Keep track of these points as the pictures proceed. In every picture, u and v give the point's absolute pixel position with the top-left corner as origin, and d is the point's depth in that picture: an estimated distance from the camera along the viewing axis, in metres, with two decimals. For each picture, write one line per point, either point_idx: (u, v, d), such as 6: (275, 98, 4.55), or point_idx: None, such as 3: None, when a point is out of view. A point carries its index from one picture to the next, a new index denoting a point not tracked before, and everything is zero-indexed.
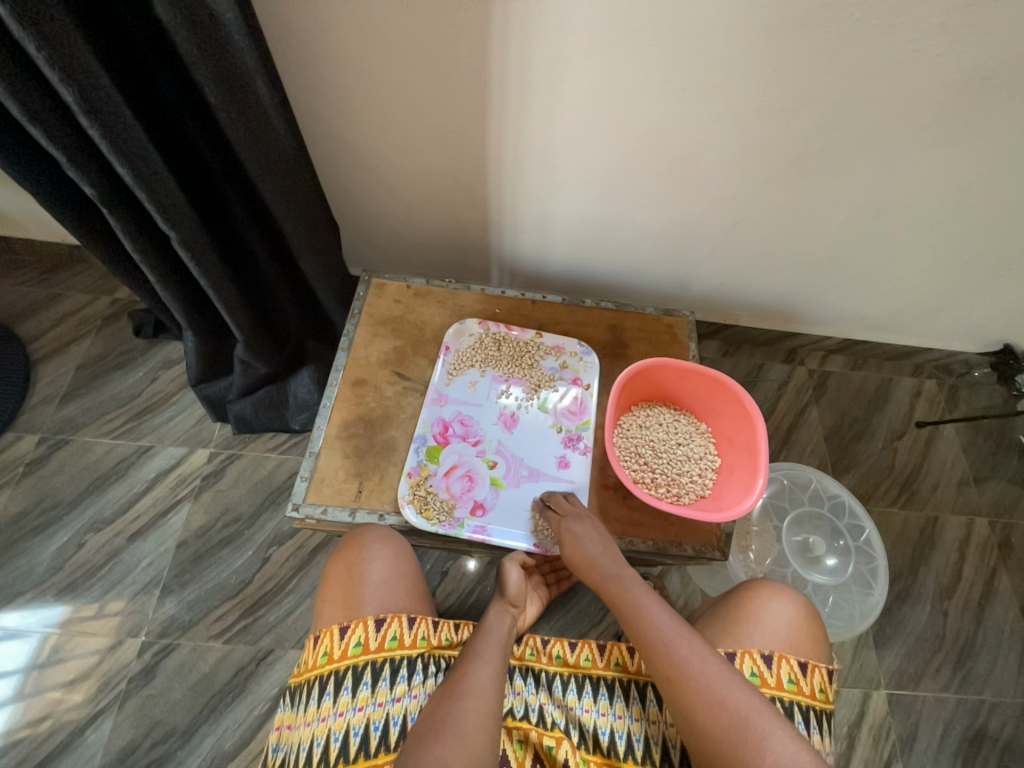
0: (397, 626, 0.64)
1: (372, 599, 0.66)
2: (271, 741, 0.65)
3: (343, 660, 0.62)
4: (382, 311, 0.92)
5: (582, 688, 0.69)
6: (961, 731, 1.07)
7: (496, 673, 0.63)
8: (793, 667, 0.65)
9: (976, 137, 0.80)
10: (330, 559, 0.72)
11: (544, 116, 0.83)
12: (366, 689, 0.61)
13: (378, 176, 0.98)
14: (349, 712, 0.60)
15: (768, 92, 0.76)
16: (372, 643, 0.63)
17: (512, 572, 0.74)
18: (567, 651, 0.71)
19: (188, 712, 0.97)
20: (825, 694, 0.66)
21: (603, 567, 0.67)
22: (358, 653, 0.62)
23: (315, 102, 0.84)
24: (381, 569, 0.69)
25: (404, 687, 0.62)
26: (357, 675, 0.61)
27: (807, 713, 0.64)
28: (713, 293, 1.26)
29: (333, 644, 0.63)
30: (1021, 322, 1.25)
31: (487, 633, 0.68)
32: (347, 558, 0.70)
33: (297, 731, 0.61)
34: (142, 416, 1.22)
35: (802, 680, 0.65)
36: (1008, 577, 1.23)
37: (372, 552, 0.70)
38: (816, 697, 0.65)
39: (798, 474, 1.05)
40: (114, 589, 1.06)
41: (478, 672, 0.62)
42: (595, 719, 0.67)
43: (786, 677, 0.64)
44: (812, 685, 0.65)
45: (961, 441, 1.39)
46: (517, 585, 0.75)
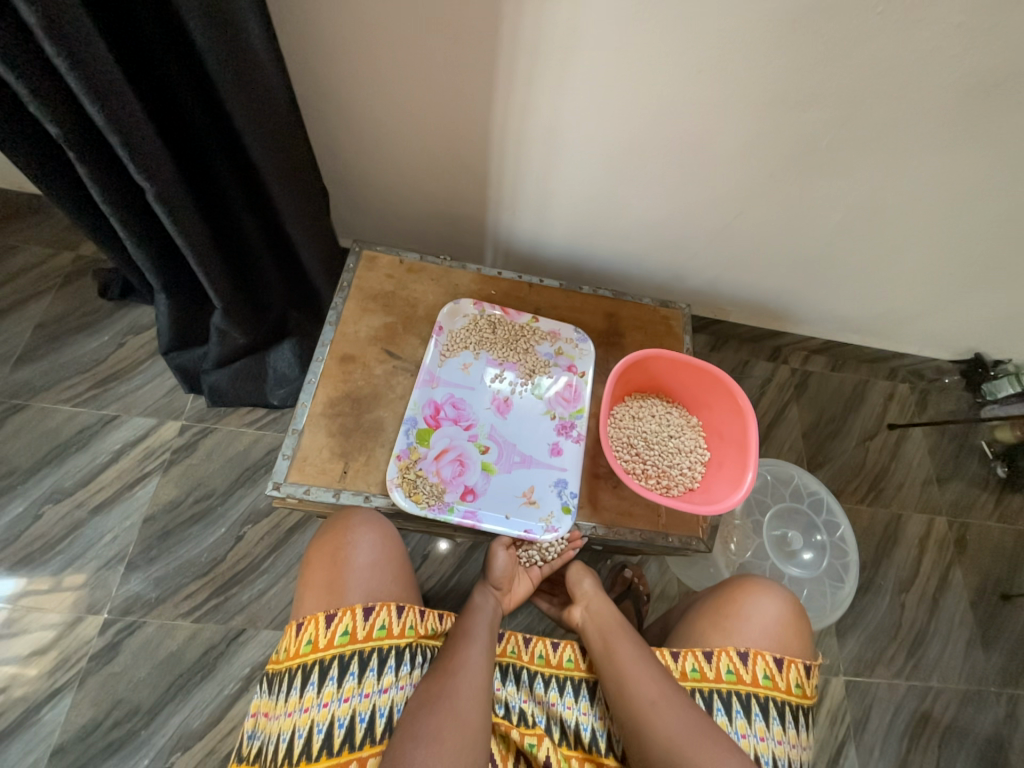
0: (385, 614, 0.62)
1: (359, 586, 0.64)
2: (248, 727, 0.63)
3: (329, 649, 0.60)
4: (373, 285, 0.88)
5: (563, 687, 0.70)
6: (909, 714, 1.14)
7: (491, 649, 0.64)
8: (769, 663, 0.67)
9: (977, 143, 0.81)
10: (312, 541, 0.70)
11: (552, 90, 0.79)
12: (352, 679, 0.59)
13: (372, 140, 0.93)
14: (333, 703, 0.58)
15: (784, 81, 0.74)
16: (360, 633, 0.61)
17: (499, 556, 0.74)
18: (549, 650, 0.72)
19: (153, 691, 0.94)
20: (801, 689, 0.68)
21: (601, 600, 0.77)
22: (345, 642, 0.60)
23: (309, 53, 0.78)
24: (367, 555, 0.67)
25: (391, 678, 0.61)
26: (343, 665, 0.59)
27: (782, 709, 0.66)
28: (706, 287, 1.26)
29: (318, 632, 0.61)
30: (992, 330, 1.30)
31: (473, 611, 0.68)
32: (330, 542, 0.68)
33: (276, 720, 0.60)
34: (107, 383, 1.15)
35: (779, 676, 0.67)
36: (961, 573, 1.30)
37: (358, 537, 0.68)
38: (792, 692, 0.67)
39: (781, 470, 1.07)
40: (74, 563, 1.01)
41: (469, 651, 0.62)
42: (577, 716, 0.68)
43: (761, 674, 0.67)
44: (788, 681, 0.67)
45: (928, 443, 1.44)
46: (504, 567, 0.75)
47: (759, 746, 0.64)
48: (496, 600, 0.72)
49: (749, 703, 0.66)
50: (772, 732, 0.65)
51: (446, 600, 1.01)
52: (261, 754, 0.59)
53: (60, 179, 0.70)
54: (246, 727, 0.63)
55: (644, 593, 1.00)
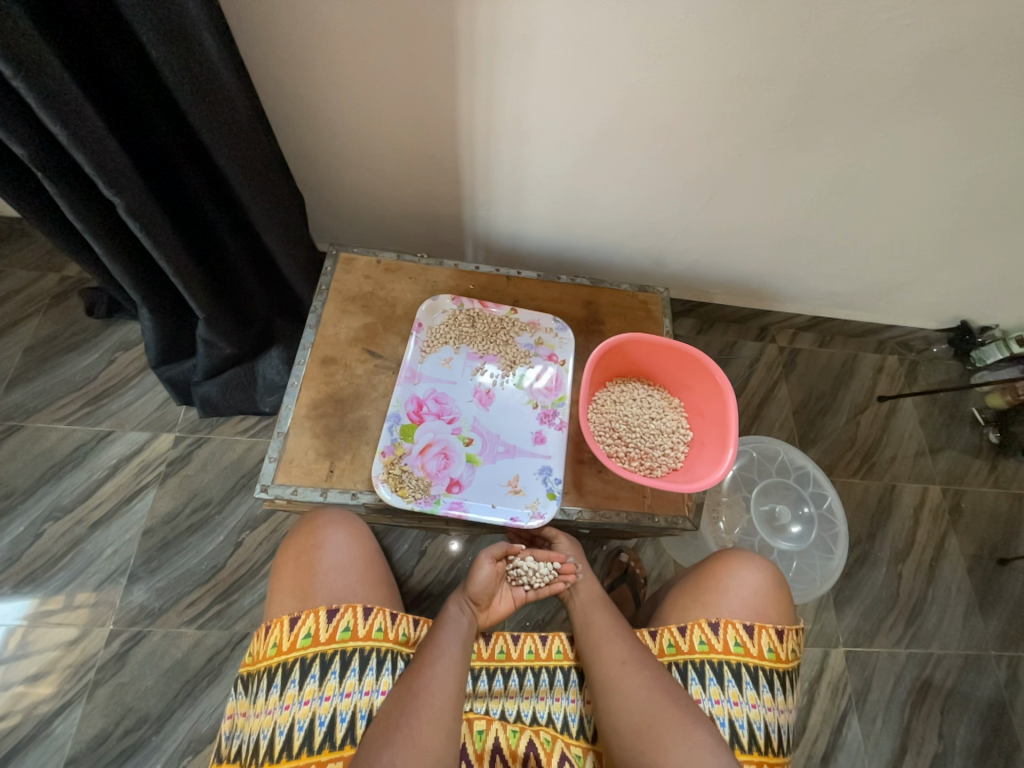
0: (350, 616, 0.63)
1: (324, 588, 0.66)
2: (226, 728, 0.65)
3: (292, 652, 0.62)
4: (351, 287, 0.89)
5: (553, 677, 0.73)
6: (909, 682, 1.15)
7: (460, 668, 0.63)
8: (739, 631, 0.69)
9: (942, 109, 0.81)
10: (283, 544, 0.72)
11: (516, 82, 0.79)
12: (314, 682, 0.61)
13: (344, 144, 0.94)
14: (294, 706, 0.60)
15: (744, 59, 0.74)
16: (322, 635, 0.62)
17: (485, 566, 0.72)
18: (538, 645, 0.74)
19: (161, 698, 0.96)
20: (775, 653, 0.69)
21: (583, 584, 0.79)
22: (307, 644, 0.62)
23: (273, 60, 0.78)
24: (336, 556, 0.69)
25: (354, 682, 0.61)
26: (304, 668, 0.61)
27: (756, 674, 0.68)
28: (688, 270, 1.26)
29: (282, 635, 0.63)
30: (976, 297, 1.31)
31: (446, 628, 0.68)
32: (298, 546, 0.70)
33: (248, 721, 0.62)
34: (99, 400, 1.16)
35: (750, 642, 0.69)
36: (957, 540, 1.31)
37: (326, 538, 0.70)
38: (765, 657, 0.69)
39: (767, 447, 1.07)
40: (77, 578, 1.02)
41: (435, 666, 0.62)
42: (565, 706, 0.71)
43: (732, 641, 0.69)
44: (760, 646, 0.69)
45: (919, 414, 1.45)
46: (486, 582, 0.72)
47: (732, 710, 0.66)
48: (474, 618, 0.71)
49: (723, 670, 0.68)
50: (746, 696, 0.67)
51: (444, 594, 1.04)
52: (240, 753, 0.61)
53: (30, 200, 0.70)
54: (224, 730, 0.65)
55: (642, 576, 1.02)
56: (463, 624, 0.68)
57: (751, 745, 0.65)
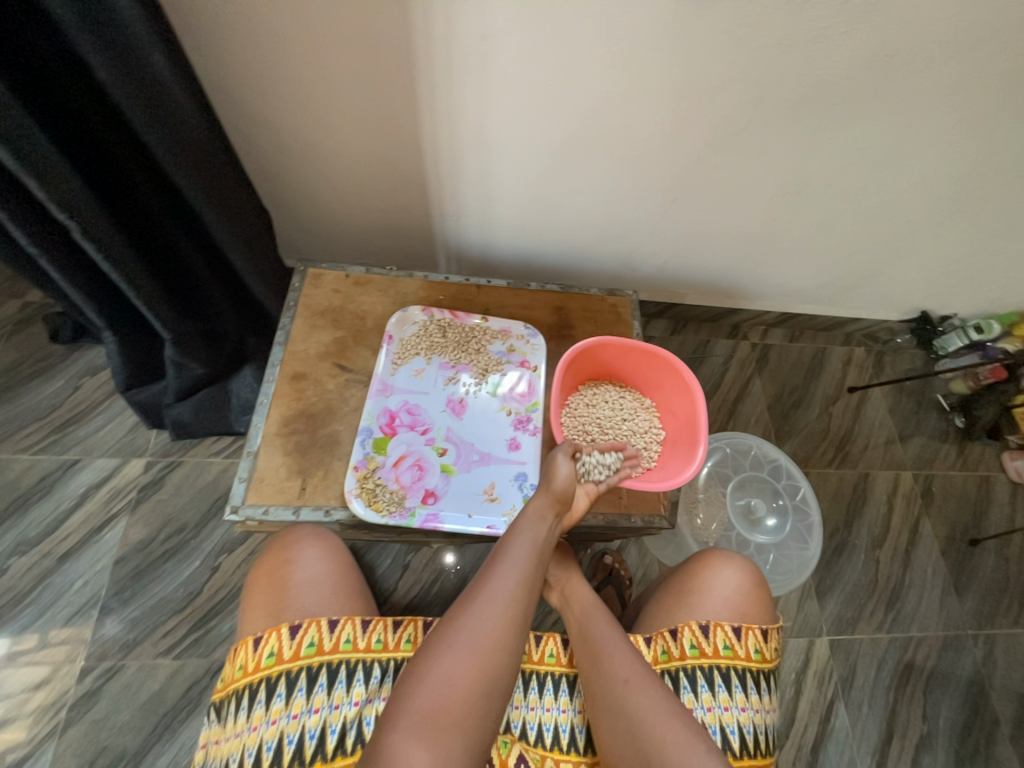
0: (314, 631, 0.62)
1: (295, 602, 0.65)
2: (199, 758, 0.63)
3: (257, 672, 0.60)
4: (320, 301, 0.88)
5: (543, 686, 0.71)
6: (893, 666, 1.18)
7: (524, 579, 0.63)
8: (728, 633, 0.70)
9: (882, 111, 0.86)
10: (255, 565, 0.71)
11: (476, 96, 0.81)
12: (280, 701, 0.59)
13: (309, 160, 0.94)
14: (262, 726, 0.58)
15: (693, 69, 0.77)
16: (287, 652, 0.61)
17: (563, 463, 0.70)
18: (532, 646, 0.73)
19: (138, 733, 0.92)
20: (761, 654, 0.70)
21: (577, 589, 0.76)
22: (272, 663, 0.60)
23: (232, 80, 0.78)
24: (309, 570, 0.68)
25: (322, 697, 0.60)
26: (270, 687, 0.60)
27: (744, 676, 0.68)
28: (657, 272, 1.29)
29: (247, 656, 0.61)
30: (933, 287, 1.36)
31: (518, 536, 0.66)
32: (270, 562, 0.69)
33: (218, 747, 0.60)
34: (65, 428, 1.13)
35: (737, 644, 0.69)
36: (930, 523, 1.35)
37: (297, 553, 0.69)
38: (752, 658, 0.70)
39: (739, 442, 1.09)
40: (46, 614, 0.99)
41: (495, 582, 0.62)
42: (555, 717, 0.70)
43: (722, 644, 0.69)
44: (747, 647, 0.70)
45: (888, 403, 1.49)
46: (566, 477, 0.70)
47: (723, 717, 0.66)
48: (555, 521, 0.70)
49: (712, 676, 0.68)
50: (735, 700, 0.67)
51: (429, 607, 1.03)
52: None
53: None
54: (197, 759, 0.63)
55: (627, 577, 1.02)
56: (539, 530, 0.66)
57: (742, 750, 0.65)
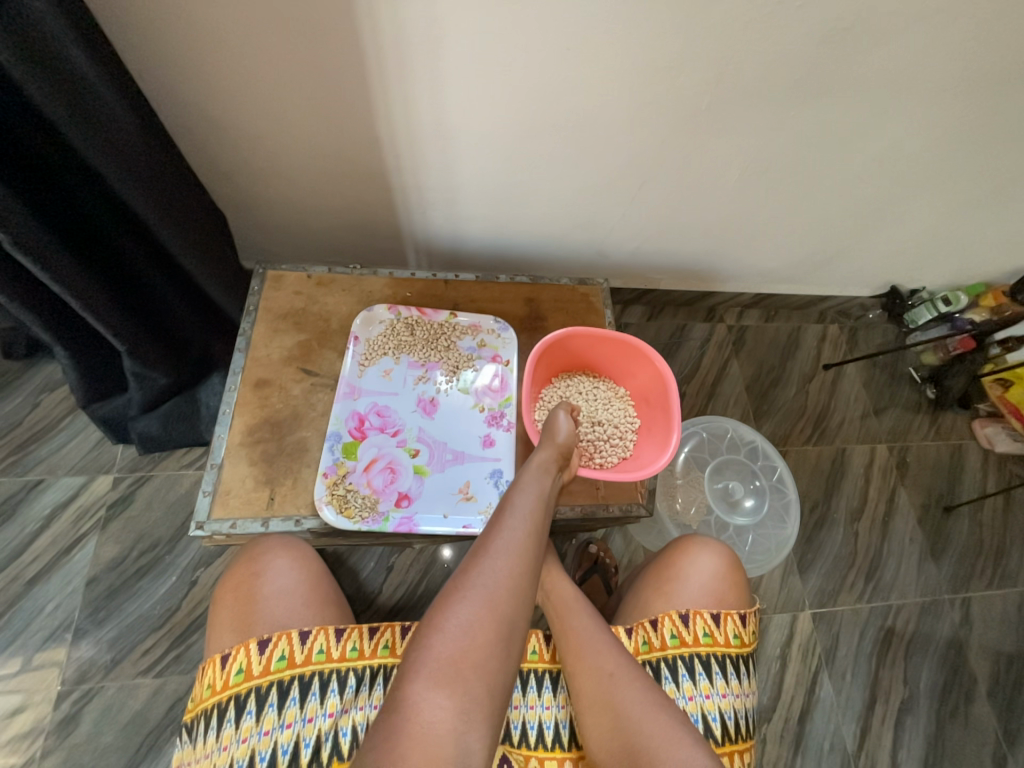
0: (284, 644, 0.61)
1: (264, 615, 0.63)
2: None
3: (226, 690, 0.59)
4: (281, 304, 0.85)
5: (526, 684, 0.71)
6: (874, 634, 1.21)
7: (535, 524, 0.61)
8: (707, 620, 0.70)
9: (843, 86, 0.85)
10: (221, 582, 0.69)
11: (430, 83, 0.78)
12: (250, 719, 0.58)
13: (262, 157, 0.90)
14: (233, 744, 0.57)
15: (651, 49, 0.75)
16: (255, 669, 0.59)
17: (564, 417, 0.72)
18: None
19: (122, 754, 0.91)
20: (740, 638, 0.71)
21: (556, 577, 0.75)
22: (240, 681, 0.59)
23: (170, 75, 0.74)
24: (278, 582, 0.66)
25: (294, 711, 0.59)
26: (239, 705, 0.58)
27: (724, 662, 0.69)
28: (631, 258, 1.28)
29: (215, 674, 0.60)
30: (902, 261, 1.38)
31: (524, 488, 0.65)
32: (236, 577, 0.67)
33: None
34: (26, 447, 1.09)
35: (717, 631, 0.70)
36: (906, 493, 1.38)
37: (265, 565, 0.67)
38: (731, 644, 0.70)
39: (716, 425, 1.09)
40: (17, 641, 0.95)
41: (506, 528, 0.59)
42: (539, 714, 0.69)
43: (701, 632, 0.70)
44: (726, 633, 0.70)
45: (862, 378, 1.52)
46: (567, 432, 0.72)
47: (705, 705, 0.67)
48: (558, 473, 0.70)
49: (693, 664, 0.68)
50: (716, 687, 0.68)
51: (415, 608, 1.02)
52: None
53: None
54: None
55: (612, 565, 1.03)
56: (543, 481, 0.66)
57: (724, 737, 0.66)
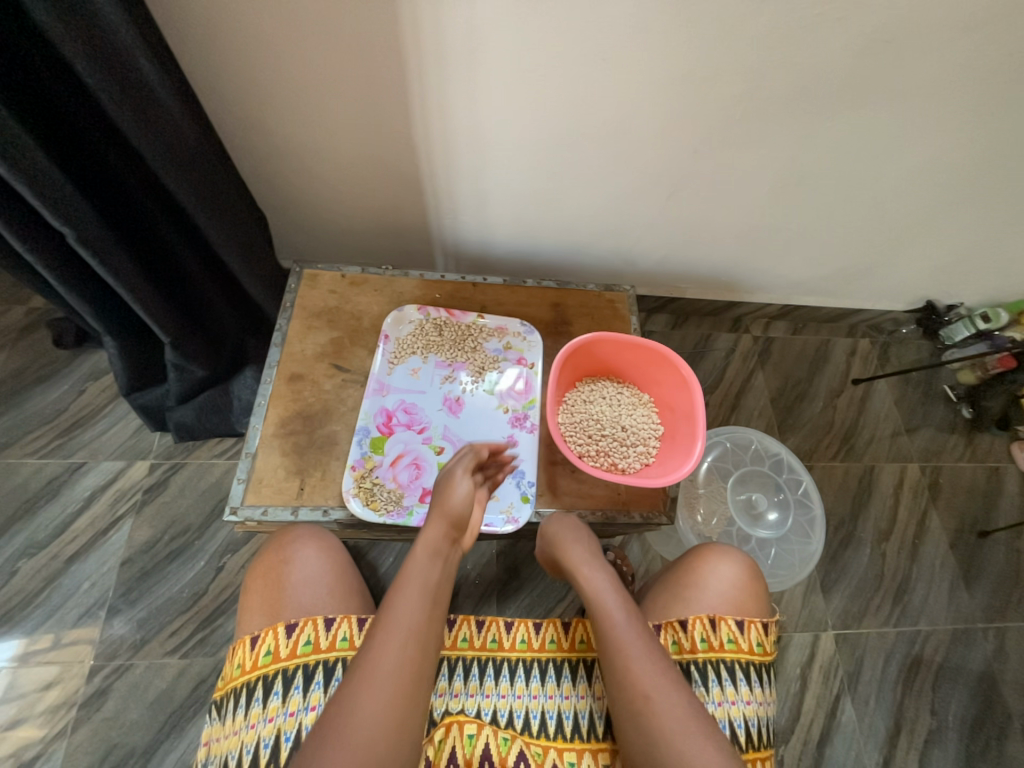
0: (310, 629, 0.63)
1: (292, 601, 0.66)
2: (201, 757, 0.63)
3: (255, 670, 0.61)
4: (316, 302, 0.88)
5: (545, 674, 0.72)
6: (900, 660, 1.17)
7: (421, 623, 0.57)
8: (732, 627, 0.70)
9: (883, 97, 0.84)
10: (252, 566, 0.71)
11: (466, 93, 0.81)
12: (277, 699, 0.60)
13: (303, 163, 0.94)
14: (260, 723, 0.59)
15: (684, 62, 0.77)
16: (283, 651, 0.62)
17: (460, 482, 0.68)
18: (532, 634, 0.74)
19: (147, 731, 0.94)
20: (763, 647, 0.70)
21: (589, 571, 0.69)
22: (268, 662, 0.61)
23: (223, 83, 0.78)
24: (305, 569, 0.69)
25: (318, 695, 0.60)
26: (267, 685, 0.60)
27: (748, 669, 0.69)
28: (657, 267, 1.28)
29: (245, 655, 0.63)
30: (938, 277, 1.34)
31: (409, 573, 0.60)
32: (266, 563, 0.69)
33: (218, 744, 0.61)
34: (71, 432, 1.15)
35: (740, 638, 0.69)
36: (938, 515, 1.33)
37: (293, 554, 0.69)
38: (754, 651, 0.70)
39: (740, 436, 1.08)
40: (55, 615, 1.00)
41: (388, 630, 0.55)
42: (557, 704, 0.70)
43: (727, 638, 0.69)
44: (750, 641, 0.70)
45: (893, 394, 1.47)
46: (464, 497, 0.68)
47: (731, 711, 0.66)
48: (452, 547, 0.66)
49: (720, 670, 0.68)
50: (740, 694, 0.67)
51: None
52: None
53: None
54: (199, 757, 0.63)
55: (629, 573, 1.01)
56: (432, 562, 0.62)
57: (747, 743, 0.65)
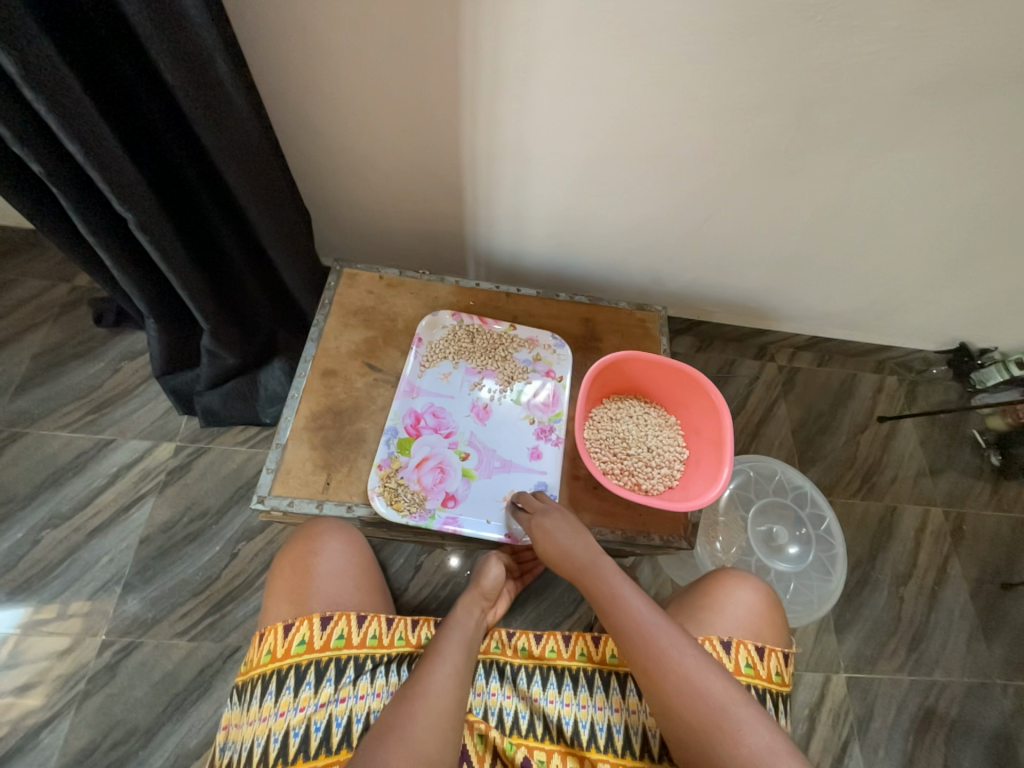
0: (344, 624, 0.64)
1: (320, 593, 0.66)
2: (219, 740, 0.64)
3: (286, 659, 0.62)
4: (354, 301, 0.90)
5: (547, 680, 0.71)
6: (913, 710, 1.13)
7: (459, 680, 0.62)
8: (750, 651, 0.68)
9: (934, 136, 0.84)
10: (279, 554, 0.72)
11: (517, 108, 0.83)
12: (309, 689, 0.61)
13: (351, 165, 0.97)
14: (289, 712, 0.59)
15: (735, 92, 0.78)
16: (317, 642, 0.62)
17: (494, 565, 0.79)
18: (532, 643, 0.74)
19: (150, 711, 0.95)
20: (782, 677, 0.69)
21: (577, 554, 0.67)
22: (301, 651, 0.62)
23: (286, 84, 0.81)
24: (332, 562, 0.70)
25: (349, 687, 0.62)
26: (299, 675, 0.61)
27: (764, 696, 0.67)
28: (686, 289, 1.28)
29: (276, 642, 0.63)
30: (974, 319, 1.32)
31: (451, 629, 0.68)
32: (293, 553, 0.70)
33: (242, 729, 0.61)
34: (102, 408, 1.18)
35: (759, 664, 0.68)
36: (960, 563, 1.29)
37: (322, 545, 0.71)
38: (773, 680, 0.68)
39: (763, 465, 1.07)
40: (72, 588, 1.02)
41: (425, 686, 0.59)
42: (559, 710, 0.69)
43: (744, 662, 0.67)
44: (769, 668, 0.68)
45: (919, 435, 1.45)
46: (495, 579, 0.78)
47: None
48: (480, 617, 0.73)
49: None
50: None
51: (438, 609, 1.03)
52: (233, 764, 0.60)
53: (48, 215, 0.73)
54: (217, 742, 0.64)
55: None
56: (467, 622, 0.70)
57: None
